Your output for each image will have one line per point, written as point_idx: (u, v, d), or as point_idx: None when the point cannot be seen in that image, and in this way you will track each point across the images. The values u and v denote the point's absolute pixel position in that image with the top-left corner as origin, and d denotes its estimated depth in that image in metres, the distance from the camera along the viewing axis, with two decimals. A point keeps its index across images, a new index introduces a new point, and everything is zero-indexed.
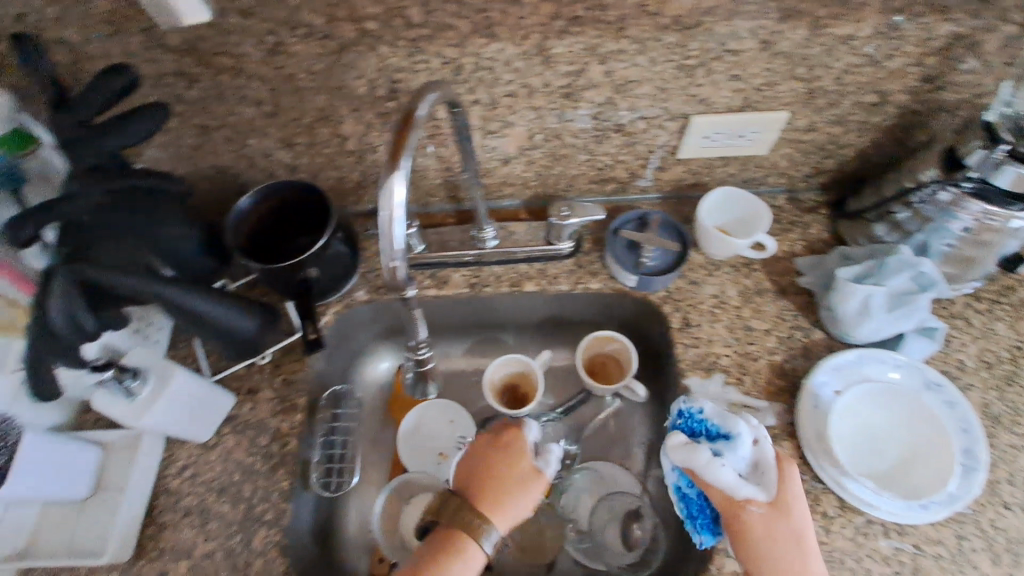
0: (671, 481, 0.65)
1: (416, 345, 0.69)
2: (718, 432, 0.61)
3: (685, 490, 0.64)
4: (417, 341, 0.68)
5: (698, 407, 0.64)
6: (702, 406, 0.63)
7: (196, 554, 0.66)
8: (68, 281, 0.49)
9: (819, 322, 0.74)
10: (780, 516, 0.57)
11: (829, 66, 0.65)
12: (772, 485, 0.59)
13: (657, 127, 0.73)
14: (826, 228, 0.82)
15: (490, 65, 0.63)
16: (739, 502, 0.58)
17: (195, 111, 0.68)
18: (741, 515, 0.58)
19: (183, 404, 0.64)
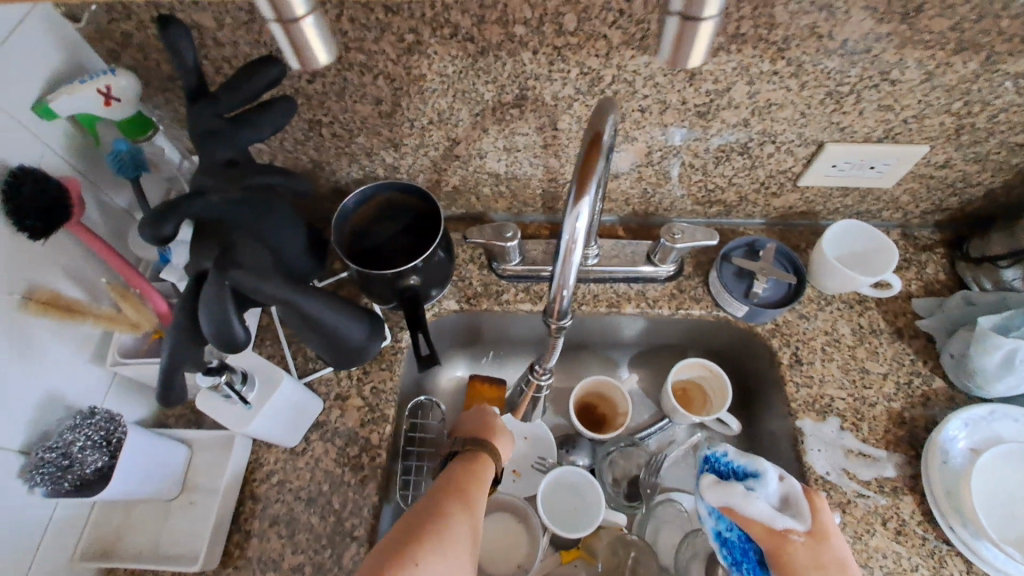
0: (710, 527, 0.58)
1: (541, 371, 0.76)
2: (746, 472, 0.56)
3: (726, 534, 0.58)
4: (542, 368, 0.76)
5: (722, 449, 0.59)
6: (726, 449, 0.59)
7: (284, 565, 0.63)
8: (218, 287, 0.47)
9: (940, 369, 0.70)
10: (825, 547, 0.52)
11: (987, 102, 0.61)
12: (809, 517, 0.53)
13: (785, 152, 0.69)
14: (943, 268, 0.78)
15: (630, 78, 0.60)
16: (781, 534, 0.52)
17: (312, 105, 0.66)
18: (787, 549, 0.51)
19: (284, 410, 0.62)
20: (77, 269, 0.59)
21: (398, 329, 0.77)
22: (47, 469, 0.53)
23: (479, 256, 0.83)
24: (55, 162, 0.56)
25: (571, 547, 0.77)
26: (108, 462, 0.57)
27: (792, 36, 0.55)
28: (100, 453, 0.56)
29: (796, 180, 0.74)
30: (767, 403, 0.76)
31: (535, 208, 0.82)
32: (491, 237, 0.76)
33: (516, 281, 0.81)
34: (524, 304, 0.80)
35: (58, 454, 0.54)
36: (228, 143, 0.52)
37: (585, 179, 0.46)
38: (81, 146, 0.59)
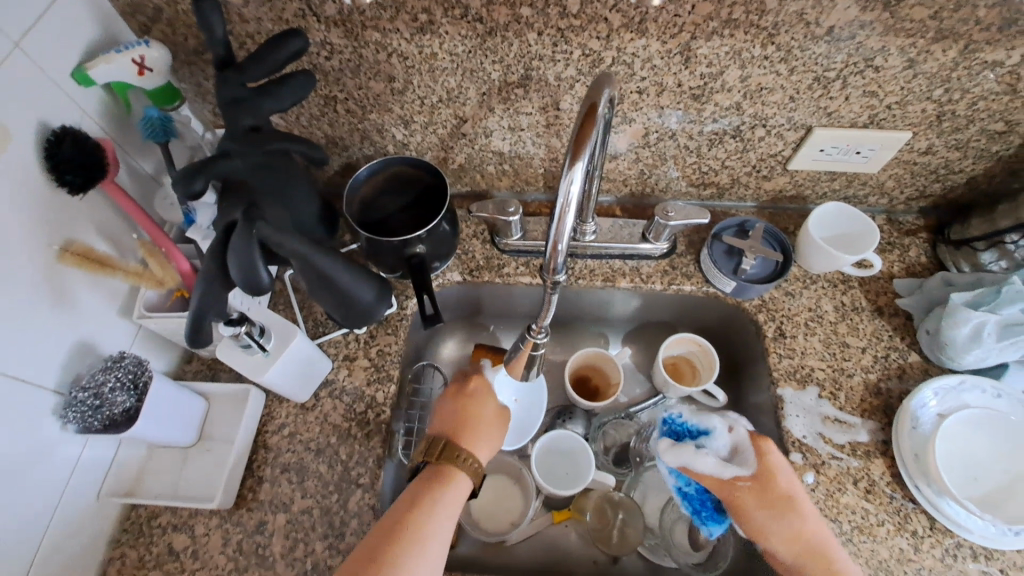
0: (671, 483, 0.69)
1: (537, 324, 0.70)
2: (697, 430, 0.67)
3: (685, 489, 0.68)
4: None
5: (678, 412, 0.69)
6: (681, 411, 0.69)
7: (294, 509, 0.68)
8: (246, 240, 0.50)
9: (915, 345, 0.74)
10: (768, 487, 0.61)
11: (967, 90, 0.65)
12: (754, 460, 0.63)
13: (776, 136, 0.73)
14: (925, 252, 0.81)
15: (629, 60, 0.64)
16: (728, 481, 0.62)
17: (329, 80, 0.70)
18: (734, 493, 0.62)
19: (298, 364, 0.66)
20: (107, 227, 0.63)
21: (405, 297, 0.81)
22: (78, 408, 0.58)
23: (483, 231, 0.87)
24: (90, 126, 0.61)
25: (563, 508, 0.82)
26: (136, 403, 0.61)
27: (782, 22, 0.58)
28: (128, 395, 0.60)
29: (786, 164, 0.78)
30: (752, 376, 0.81)
31: (536, 186, 0.86)
32: (494, 211, 0.80)
33: (517, 255, 0.85)
34: (524, 277, 0.84)
35: (89, 394, 0.59)
36: (253, 110, 0.56)
37: (583, 138, 0.48)
38: (114, 112, 0.64)
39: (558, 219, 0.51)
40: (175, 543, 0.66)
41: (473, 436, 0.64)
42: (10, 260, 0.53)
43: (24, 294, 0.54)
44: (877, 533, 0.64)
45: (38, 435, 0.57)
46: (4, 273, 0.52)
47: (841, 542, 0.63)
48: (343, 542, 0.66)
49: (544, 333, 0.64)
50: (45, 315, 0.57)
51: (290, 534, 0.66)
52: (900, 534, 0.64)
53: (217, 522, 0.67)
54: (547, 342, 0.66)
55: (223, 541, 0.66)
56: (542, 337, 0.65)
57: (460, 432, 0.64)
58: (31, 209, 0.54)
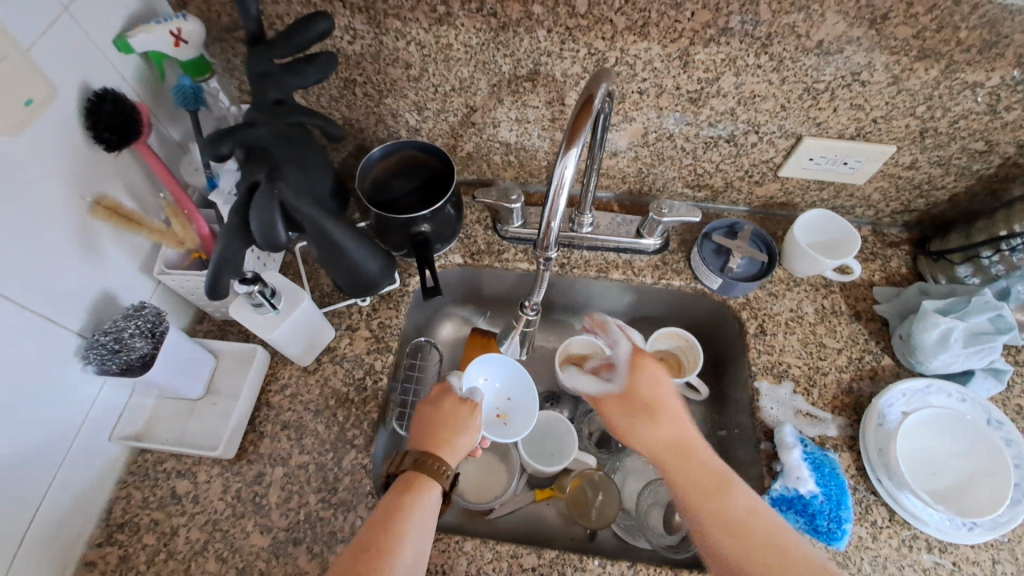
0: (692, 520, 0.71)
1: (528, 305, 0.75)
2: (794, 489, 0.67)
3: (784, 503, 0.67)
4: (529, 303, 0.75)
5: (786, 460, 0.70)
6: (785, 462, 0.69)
7: (291, 463, 0.72)
8: (268, 200, 0.53)
9: (888, 349, 0.78)
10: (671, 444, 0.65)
11: (948, 108, 0.69)
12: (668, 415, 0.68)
13: (768, 143, 0.77)
14: (905, 263, 0.85)
15: (631, 62, 0.68)
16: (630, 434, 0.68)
17: (350, 64, 0.74)
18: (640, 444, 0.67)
19: (302, 327, 0.71)
20: (135, 187, 0.68)
21: (407, 274, 0.85)
22: (100, 350, 0.62)
23: (486, 217, 0.91)
24: (127, 91, 0.65)
25: (545, 487, 0.86)
26: (152, 351, 0.65)
27: (775, 33, 0.63)
28: (146, 342, 0.64)
29: (777, 170, 0.82)
30: (734, 371, 0.84)
31: (539, 178, 0.91)
32: (497, 198, 0.84)
33: (516, 242, 0.89)
34: (522, 263, 0.88)
35: (110, 338, 0.63)
36: (279, 85, 0.60)
37: (579, 124, 0.52)
38: (149, 80, 0.68)
39: (552, 201, 0.56)
40: (178, 488, 0.70)
41: (450, 443, 0.68)
42: (47, 208, 0.57)
43: (56, 240, 0.59)
44: None
45: (60, 373, 0.62)
46: (41, 219, 0.57)
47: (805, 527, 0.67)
48: (335, 497, 0.70)
49: (535, 304, 0.75)
50: (75, 262, 0.61)
51: (286, 487, 0.70)
52: (860, 523, 0.67)
53: (218, 471, 0.71)
54: (536, 319, 0.77)
55: (223, 489, 0.70)
56: (533, 313, 0.76)
57: (438, 443, 0.68)
58: (69, 163, 0.59)
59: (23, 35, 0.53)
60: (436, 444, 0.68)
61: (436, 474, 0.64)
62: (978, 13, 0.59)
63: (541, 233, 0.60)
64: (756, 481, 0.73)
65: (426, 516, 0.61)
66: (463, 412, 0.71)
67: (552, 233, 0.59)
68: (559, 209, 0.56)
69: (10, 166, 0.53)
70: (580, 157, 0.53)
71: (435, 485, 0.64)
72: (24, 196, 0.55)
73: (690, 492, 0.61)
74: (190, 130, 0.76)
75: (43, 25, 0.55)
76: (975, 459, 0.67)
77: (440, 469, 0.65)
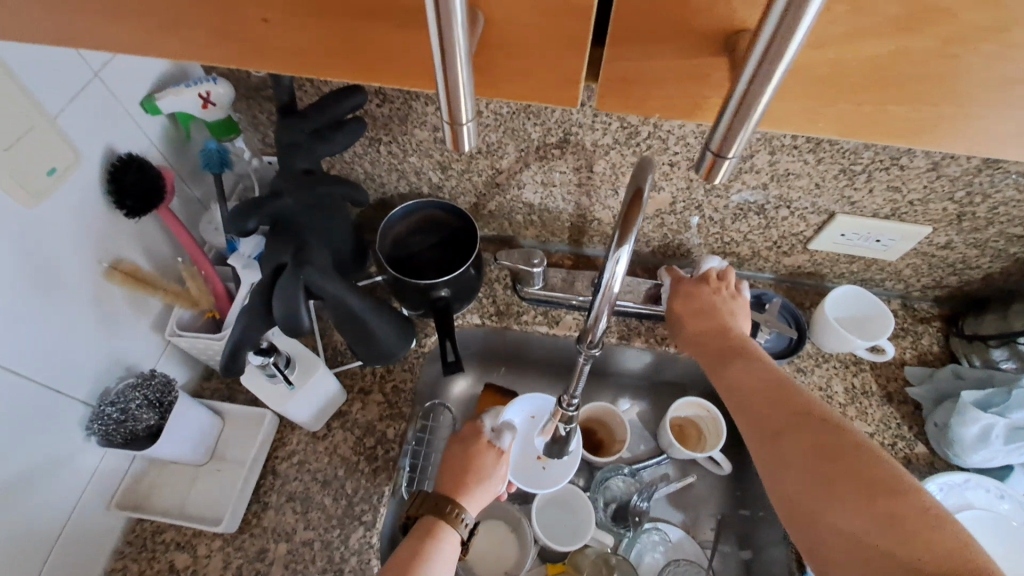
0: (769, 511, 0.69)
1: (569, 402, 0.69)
2: None
3: None
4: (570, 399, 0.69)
5: None
6: None
7: (296, 539, 0.68)
8: (293, 281, 0.54)
9: (922, 436, 0.75)
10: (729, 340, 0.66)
11: (988, 194, 0.67)
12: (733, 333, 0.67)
13: (799, 217, 0.75)
14: (937, 341, 0.83)
15: (664, 136, 0.67)
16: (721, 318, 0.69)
17: (377, 125, 0.73)
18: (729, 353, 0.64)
19: (316, 396, 0.68)
20: (153, 247, 0.66)
21: (424, 335, 0.83)
22: (105, 421, 0.60)
23: (505, 276, 0.89)
24: (152, 153, 0.64)
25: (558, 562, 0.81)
26: (159, 420, 0.63)
27: None
28: (152, 412, 0.62)
29: (807, 243, 0.80)
30: None
31: (561, 238, 0.89)
32: (519, 261, 0.83)
33: (536, 303, 0.87)
34: (541, 326, 0.86)
35: (117, 409, 0.60)
36: (308, 156, 0.59)
37: (630, 223, 0.51)
38: (175, 141, 0.67)
39: (603, 293, 0.55)
40: (176, 562, 0.66)
41: (474, 489, 0.67)
42: (61, 275, 0.55)
43: (69, 307, 0.57)
44: None
45: (60, 444, 0.59)
46: (55, 286, 0.55)
47: None
48: None
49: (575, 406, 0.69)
50: (86, 328, 0.59)
51: (289, 565, 0.67)
52: None
53: (219, 545, 0.68)
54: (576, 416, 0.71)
55: (223, 565, 0.66)
56: (572, 409, 0.70)
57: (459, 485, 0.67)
58: (87, 227, 0.57)
59: (50, 103, 0.52)
60: (461, 489, 0.67)
61: (451, 520, 0.63)
62: None
63: (589, 324, 0.58)
64: None
65: (442, 559, 0.60)
66: (495, 459, 0.70)
67: (601, 322, 0.57)
68: (613, 301, 0.54)
69: (27, 235, 0.52)
70: (631, 253, 0.52)
71: (449, 529, 0.62)
72: (39, 265, 0.53)
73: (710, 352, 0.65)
74: (212, 188, 0.75)
75: (72, 93, 0.54)
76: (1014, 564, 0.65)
77: (453, 513, 0.64)
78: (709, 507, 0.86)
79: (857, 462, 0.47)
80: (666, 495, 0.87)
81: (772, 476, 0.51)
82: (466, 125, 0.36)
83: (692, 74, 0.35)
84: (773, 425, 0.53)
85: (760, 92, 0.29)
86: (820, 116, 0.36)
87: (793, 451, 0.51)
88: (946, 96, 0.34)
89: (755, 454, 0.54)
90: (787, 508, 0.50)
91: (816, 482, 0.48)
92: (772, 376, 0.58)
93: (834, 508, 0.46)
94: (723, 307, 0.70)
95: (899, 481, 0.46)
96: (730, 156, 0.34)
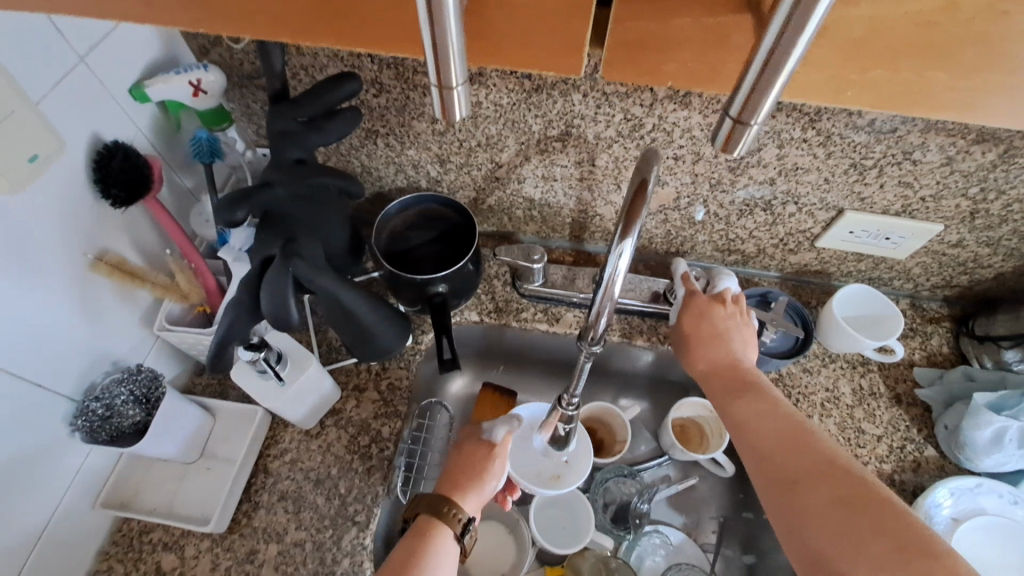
0: None
1: (568, 400, 0.68)
2: None
3: None
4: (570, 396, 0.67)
5: None
6: None
7: (287, 540, 0.66)
8: (283, 272, 0.52)
9: (931, 439, 0.73)
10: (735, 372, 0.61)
11: (1003, 191, 0.65)
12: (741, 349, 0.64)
13: (806, 214, 0.73)
14: (947, 342, 0.81)
15: (669, 128, 0.65)
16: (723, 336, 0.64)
17: (373, 116, 0.71)
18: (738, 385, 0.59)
19: (309, 394, 0.66)
20: (140, 238, 0.64)
21: (421, 331, 0.81)
22: (89, 417, 0.58)
23: (505, 273, 0.87)
24: (141, 142, 0.63)
25: (556, 565, 0.79)
26: (145, 417, 0.61)
27: (825, 109, 0.59)
28: (139, 409, 0.60)
29: (814, 240, 0.78)
30: None
31: (562, 234, 0.87)
32: (518, 256, 0.81)
33: (536, 301, 0.85)
34: (541, 324, 0.83)
35: (101, 405, 0.59)
36: (301, 145, 0.57)
37: (633, 217, 0.49)
38: (165, 130, 0.66)
39: (605, 290, 0.53)
40: (163, 563, 0.65)
41: (472, 489, 0.64)
42: (44, 267, 0.54)
43: (53, 300, 0.55)
44: None
45: (42, 442, 0.57)
46: (37, 278, 0.53)
47: None
48: None
49: (574, 405, 0.68)
50: (70, 323, 0.57)
51: (280, 567, 0.65)
52: None
53: (208, 545, 0.66)
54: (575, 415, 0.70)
55: (212, 567, 0.65)
56: (573, 408, 0.69)
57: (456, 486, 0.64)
58: (72, 217, 0.56)
59: (31, 88, 0.50)
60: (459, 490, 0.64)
61: (451, 522, 0.60)
62: None
63: (590, 318, 0.56)
64: None
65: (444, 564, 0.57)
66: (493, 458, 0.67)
67: (603, 315, 0.55)
68: (614, 296, 0.52)
69: (8, 225, 0.50)
70: (634, 246, 0.50)
71: (449, 531, 0.59)
72: (20, 256, 0.51)
73: (715, 381, 0.61)
74: (203, 179, 0.73)
75: (55, 78, 0.52)
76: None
77: (453, 514, 0.61)
78: (712, 510, 0.84)
79: (882, 515, 0.44)
80: (667, 497, 0.85)
81: (787, 527, 0.48)
82: (458, 91, 0.34)
83: (710, 39, 0.35)
84: (790, 472, 0.50)
85: (787, 56, 0.28)
86: (848, 85, 0.37)
87: (811, 501, 0.47)
88: (987, 63, 0.34)
89: (768, 504, 0.50)
90: (805, 564, 0.46)
91: (835, 539, 0.45)
92: (784, 417, 0.54)
93: (858, 567, 0.43)
94: (731, 332, 0.64)
95: (926, 543, 0.43)
96: (754, 123, 0.33)
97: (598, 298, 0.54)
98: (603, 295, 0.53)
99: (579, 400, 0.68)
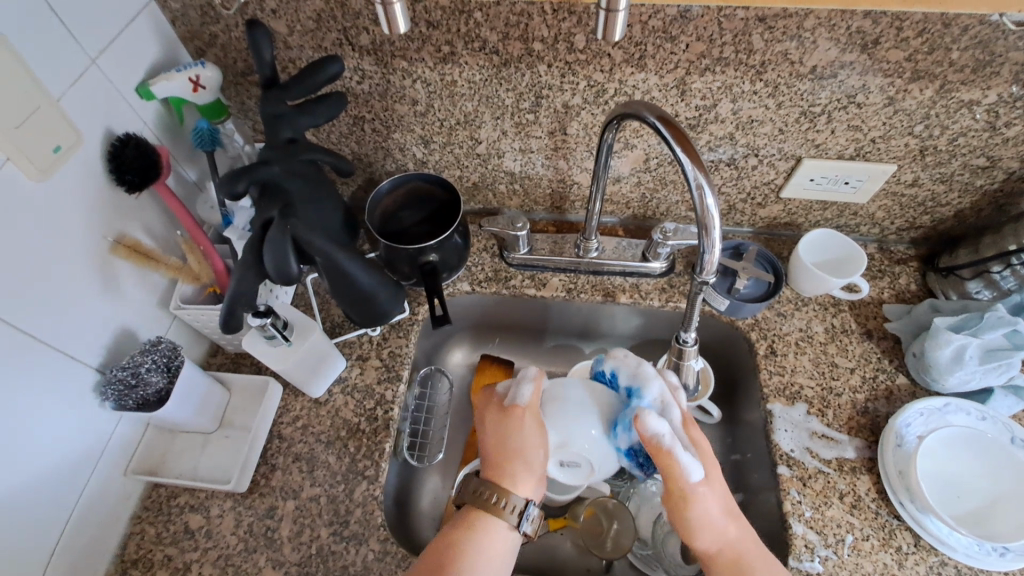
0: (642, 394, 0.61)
1: (685, 336, 0.68)
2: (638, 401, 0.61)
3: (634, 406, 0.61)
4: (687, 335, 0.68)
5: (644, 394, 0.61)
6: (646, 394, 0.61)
7: (303, 496, 0.72)
8: (281, 232, 0.59)
9: (903, 368, 0.77)
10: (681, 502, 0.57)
11: (946, 126, 0.70)
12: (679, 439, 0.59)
13: (769, 166, 0.78)
14: (915, 280, 0.85)
15: (630, 92, 0.70)
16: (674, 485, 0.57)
17: (358, 102, 0.77)
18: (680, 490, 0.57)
19: (312, 357, 0.74)
20: (150, 223, 0.71)
21: (416, 303, 0.86)
22: (118, 384, 0.64)
23: (492, 245, 0.92)
24: (147, 134, 0.69)
25: (558, 517, 0.82)
26: (167, 384, 0.66)
27: (768, 61, 0.65)
28: (161, 376, 0.66)
29: (779, 192, 0.82)
30: (743, 392, 0.82)
31: (544, 206, 0.92)
32: (503, 226, 0.86)
33: (524, 268, 0.90)
34: (529, 289, 0.88)
35: (127, 373, 0.64)
36: (291, 126, 0.64)
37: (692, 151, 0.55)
38: (168, 123, 0.73)
39: (704, 232, 0.57)
40: (191, 522, 0.70)
41: (514, 472, 0.61)
42: (69, 248, 0.60)
43: (78, 277, 0.61)
44: (861, 546, 0.65)
45: (77, 408, 0.63)
46: (63, 258, 0.59)
47: (828, 554, 0.65)
48: (346, 529, 0.69)
49: (692, 340, 0.68)
50: (94, 298, 0.63)
51: (298, 520, 0.70)
52: (884, 549, 0.65)
53: (231, 505, 0.71)
54: (693, 349, 0.69)
55: (236, 523, 0.70)
56: (690, 343, 0.69)
57: (500, 475, 0.61)
58: (91, 203, 0.62)
59: (52, 85, 0.56)
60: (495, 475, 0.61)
61: (499, 512, 0.59)
62: (969, 34, 0.60)
63: (704, 257, 0.58)
64: (774, 508, 0.71)
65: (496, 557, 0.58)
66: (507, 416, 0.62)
67: (713, 253, 0.58)
68: (716, 224, 0.56)
69: (40, 210, 0.56)
70: (710, 182, 0.55)
71: (498, 521, 0.60)
72: (47, 237, 0.57)
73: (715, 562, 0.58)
74: (206, 170, 0.80)
75: (72, 77, 0.58)
76: (1003, 482, 0.65)
77: (504, 505, 0.60)
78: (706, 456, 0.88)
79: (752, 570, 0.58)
80: None
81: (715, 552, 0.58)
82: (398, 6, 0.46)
83: None
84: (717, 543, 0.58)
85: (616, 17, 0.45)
86: None
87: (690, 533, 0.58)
88: None
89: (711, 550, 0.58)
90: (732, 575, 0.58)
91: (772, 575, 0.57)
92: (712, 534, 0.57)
93: None
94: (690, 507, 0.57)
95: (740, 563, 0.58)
96: (620, 9, 0.45)
97: (698, 241, 0.58)
98: (705, 239, 0.57)
99: (695, 335, 0.68)
